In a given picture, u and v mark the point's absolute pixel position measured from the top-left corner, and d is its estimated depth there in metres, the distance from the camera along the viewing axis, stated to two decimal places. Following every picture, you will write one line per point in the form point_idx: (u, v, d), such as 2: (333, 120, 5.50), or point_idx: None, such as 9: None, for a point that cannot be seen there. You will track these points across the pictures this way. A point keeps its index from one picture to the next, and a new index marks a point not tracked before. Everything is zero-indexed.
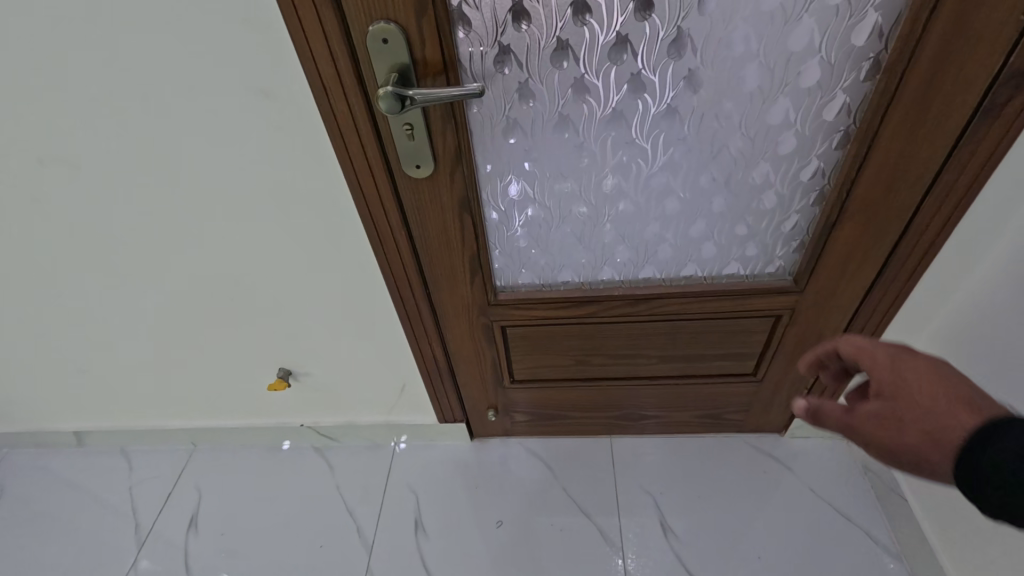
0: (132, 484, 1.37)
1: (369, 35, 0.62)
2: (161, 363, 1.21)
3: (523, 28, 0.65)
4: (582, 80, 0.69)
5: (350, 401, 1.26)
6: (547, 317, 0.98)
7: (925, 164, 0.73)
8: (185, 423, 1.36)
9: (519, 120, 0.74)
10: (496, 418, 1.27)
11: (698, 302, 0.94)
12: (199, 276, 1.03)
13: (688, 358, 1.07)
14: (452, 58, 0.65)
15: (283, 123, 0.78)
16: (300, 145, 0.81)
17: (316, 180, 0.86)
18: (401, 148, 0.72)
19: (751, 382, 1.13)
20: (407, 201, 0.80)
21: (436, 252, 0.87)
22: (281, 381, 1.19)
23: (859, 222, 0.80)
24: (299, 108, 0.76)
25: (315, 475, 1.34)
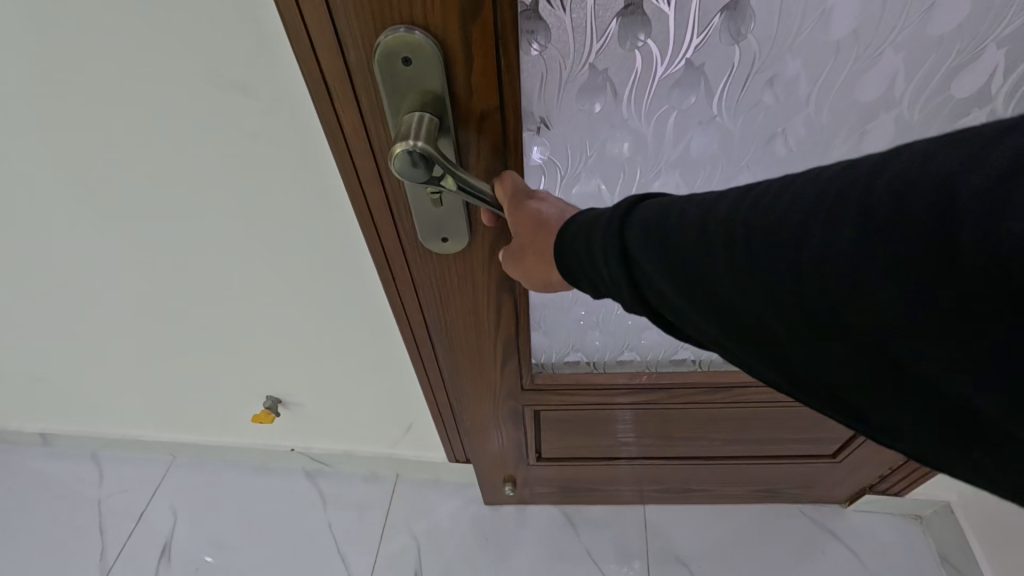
0: (102, 498, 1.22)
1: (381, 51, 0.42)
2: (131, 376, 1.04)
3: (638, 43, 0.50)
4: (703, 118, 0.57)
5: (351, 432, 1.09)
6: (593, 401, 0.83)
7: None
8: (162, 436, 1.20)
9: (601, 154, 0.59)
10: (513, 491, 1.08)
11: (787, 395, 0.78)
12: (171, 292, 0.84)
13: (759, 442, 0.90)
14: (512, 86, 0.45)
15: (267, 127, 0.58)
16: (294, 154, 0.61)
17: (316, 198, 0.66)
18: (424, 214, 0.54)
19: (828, 463, 0.94)
20: (427, 272, 0.61)
21: (461, 335, 0.69)
22: (267, 413, 1.01)
23: None
24: (290, 109, 0.56)
25: (304, 505, 1.18)
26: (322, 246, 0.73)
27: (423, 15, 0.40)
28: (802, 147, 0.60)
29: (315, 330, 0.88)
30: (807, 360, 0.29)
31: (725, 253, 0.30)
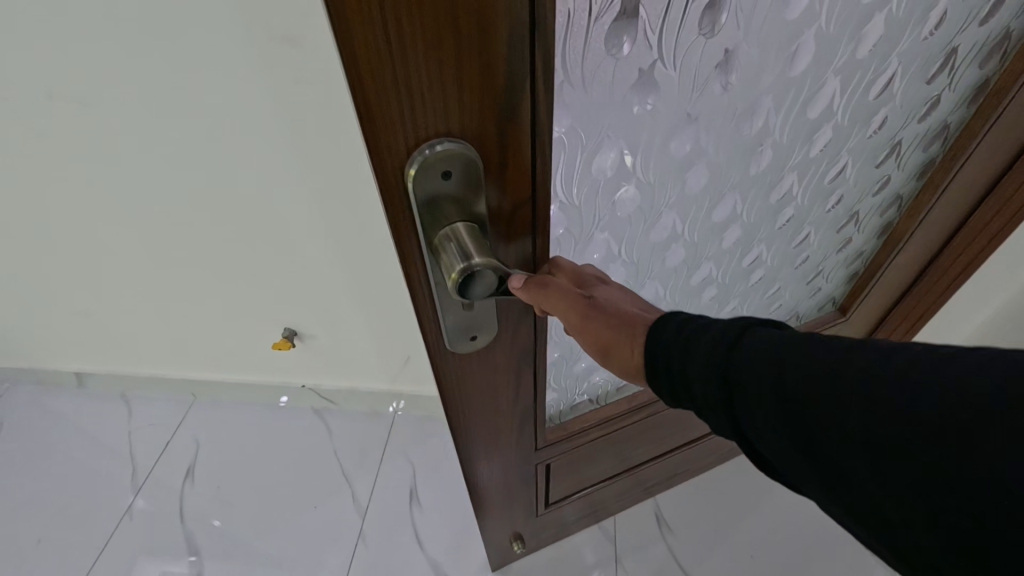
0: (131, 430, 1.37)
1: (419, 169, 0.37)
2: (163, 316, 1.19)
3: (645, 103, 0.54)
4: (692, 153, 0.62)
5: (357, 367, 1.25)
6: (604, 433, 0.92)
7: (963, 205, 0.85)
8: (186, 373, 1.36)
9: (612, 213, 0.63)
10: (522, 548, 1.07)
11: None
12: (206, 233, 0.98)
13: None
14: (539, 171, 0.43)
15: (305, 77, 0.74)
16: (325, 102, 0.76)
17: (341, 139, 0.81)
18: (453, 320, 0.49)
19: None
20: (444, 377, 0.56)
21: (476, 425, 0.66)
22: (284, 341, 1.15)
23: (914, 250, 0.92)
24: (324, 62, 0.72)
25: (312, 433, 1.34)
26: (340, 186, 0.88)
27: (459, 118, 0.36)
28: (770, 163, 0.69)
29: (321, 268, 1.02)
30: (897, 518, 0.30)
31: (857, 407, 0.30)
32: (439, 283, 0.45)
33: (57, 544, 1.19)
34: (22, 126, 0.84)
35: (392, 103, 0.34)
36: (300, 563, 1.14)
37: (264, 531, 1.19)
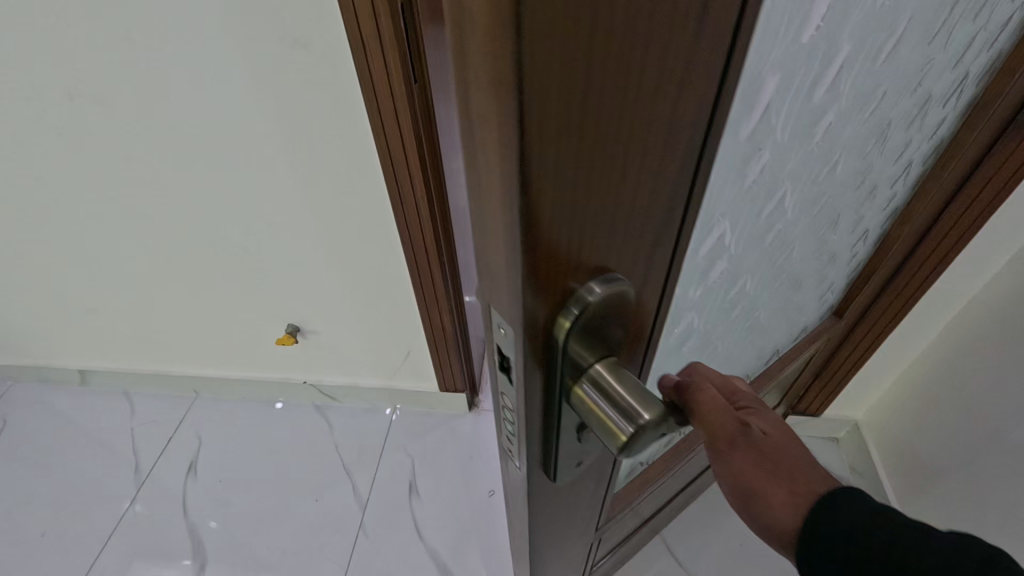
0: (134, 427, 1.39)
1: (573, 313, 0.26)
2: (169, 313, 1.22)
3: (757, 176, 0.49)
4: (778, 212, 0.59)
5: (358, 363, 1.28)
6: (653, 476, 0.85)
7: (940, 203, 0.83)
8: (189, 371, 1.38)
9: (706, 288, 0.58)
10: None
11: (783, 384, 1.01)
12: (215, 231, 1.02)
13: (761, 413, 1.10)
14: (671, 286, 0.33)
15: (315, 79, 0.75)
16: (335, 104, 0.78)
17: (350, 141, 0.82)
18: (564, 454, 0.36)
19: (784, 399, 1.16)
20: (535, 506, 0.42)
21: (556, 537, 0.52)
22: (289, 337, 1.19)
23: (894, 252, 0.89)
24: (335, 65, 0.73)
25: (313, 429, 1.36)
26: (345, 185, 0.89)
27: (626, 245, 0.26)
28: (827, 201, 0.67)
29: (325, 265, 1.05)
30: None
31: None
32: (561, 424, 0.33)
33: (61, 536, 1.21)
34: (42, 124, 0.88)
35: (564, 231, 0.22)
36: (301, 553, 1.17)
37: (265, 525, 1.21)
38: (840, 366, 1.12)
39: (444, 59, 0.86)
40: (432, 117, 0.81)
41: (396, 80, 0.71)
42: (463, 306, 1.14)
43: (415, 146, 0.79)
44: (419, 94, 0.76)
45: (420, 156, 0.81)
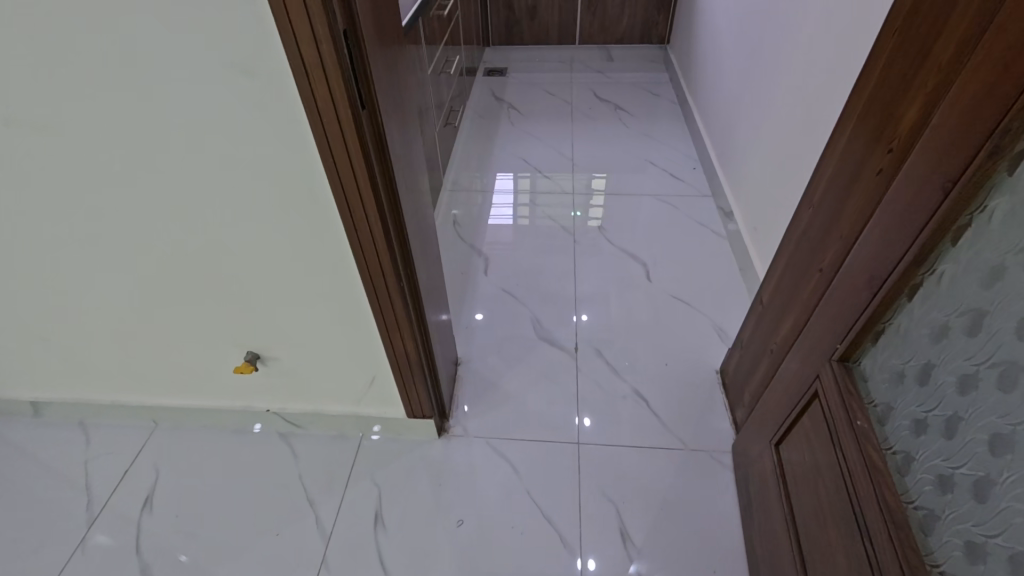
0: (88, 459, 1.33)
1: None
2: (124, 341, 1.18)
3: None
4: None
5: (321, 390, 1.25)
6: (834, 509, 0.81)
7: (870, 195, 0.82)
8: (146, 400, 1.33)
9: None
10: None
11: (794, 405, 0.95)
12: (168, 257, 0.99)
13: (776, 432, 1.02)
14: None
15: (258, 106, 0.73)
16: (279, 128, 0.76)
17: (299, 165, 0.80)
18: None
19: (760, 406, 1.13)
20: None
21: None
22: (248, 365, 1.15)
23: (842, 240, 0.89)
24: (278, 91, 0.71)
25: (277, 459, 1.32)
26: (295, 210, 0.87)
27: None
28: None
29: (279, 290, 1.02)
30: None
31: None
32: None
33: None
34: None
35: None
36: None
37: (223, 561, 1.16)
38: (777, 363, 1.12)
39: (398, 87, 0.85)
40: (385, 146, 0.80)
41: (343, 107, 0.70)
42: (426, 328, 1.12)
43: (365, 172, 0.78)
44: (368, 122, 0.75)
45: (372, 183, 0.80)
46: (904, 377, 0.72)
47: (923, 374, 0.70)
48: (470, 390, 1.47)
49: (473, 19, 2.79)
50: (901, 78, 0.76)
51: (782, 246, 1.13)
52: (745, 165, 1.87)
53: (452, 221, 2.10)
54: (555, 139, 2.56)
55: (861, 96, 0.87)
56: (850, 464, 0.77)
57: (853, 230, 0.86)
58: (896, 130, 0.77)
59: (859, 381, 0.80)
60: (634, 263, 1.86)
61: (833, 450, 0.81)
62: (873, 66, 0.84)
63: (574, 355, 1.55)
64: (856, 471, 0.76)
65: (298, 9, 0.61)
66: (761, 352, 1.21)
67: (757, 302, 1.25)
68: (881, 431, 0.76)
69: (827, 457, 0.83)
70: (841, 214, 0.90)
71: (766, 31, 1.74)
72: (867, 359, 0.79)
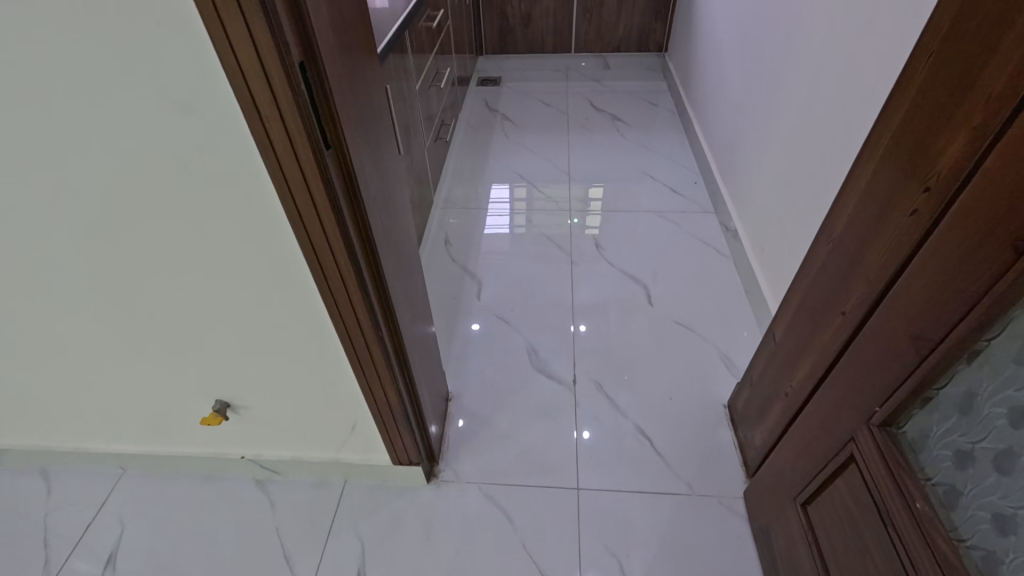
0: (48, 512, 1.24)
1: None
2: (81, 390, 1.08)
3: None
4: None
5: (298, 438, 1.15)
6: None
7: (904, 238, 0.73)
8: (111, 448, 1.24)
9: None
10: None
11: (828, 467, 0.85)
12: (121, 306, 0.89)
13: (806, 493, 0.92)
14: None
15: (206, 146, 0.64)
16: (232, 170, 0.66)
17: (258, 208, 0.71)
18: None
19: (781, 459, 1.03)
20: None
21: None
22: (215, 416, 1.05)
23: (869, 285, 0.80)
24: (227, 130, 0.61)
25: (252, 510, 1.22)
26: (257, 256, 0.78)
27: None
28: None
29: (245, 337, 0.93)
30: None
31: None
32: None
33: None
34: None
35: None
36: None
37: None
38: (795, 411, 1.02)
39: (375, 118, 0.76)
40: (357, 187, 0.70)
41: (302, 148, 0.60)
42: (410, 373, 1.02)
43: (331, 217, 0.68)
44: (335, 163, 0.65)
45: (341, 229, 0.71)
46: (970, 456, 0.62)
47: (1004, 461, 0.59)
48: (461, 429, 1.37)
49: (465, 28, 2.70)
50: (937, 109, 0.67)
51: (796, 282, 1.04)
52: (749, 181, 1.78)
53: (444, 240, 2.00)
54: (551, 151, 2.47)
55: (887, 124, 0.78)
56: (912, 550, 0.67)
57: (882, 275, 0.77)
58: (932, 168, 0.68)
59: (909, 452, 0.70)
60: (634, 286, 1.77)
61: (884, 528, 0.72)
62: (902, 92, 0.75)
63: (572, 389, 1.46)
64: (921, 560, 0.65)
65: (242, 39, 0.51)
66: (774, 394, 1.12)
67: (769, 338, 1.16)
68: (946, 515, 0.65)
69: (877, 536, 0.73)
70: (866, 255, 0.81)
71: (769, 42, 1.66)
72: (912, 425, 0.70)
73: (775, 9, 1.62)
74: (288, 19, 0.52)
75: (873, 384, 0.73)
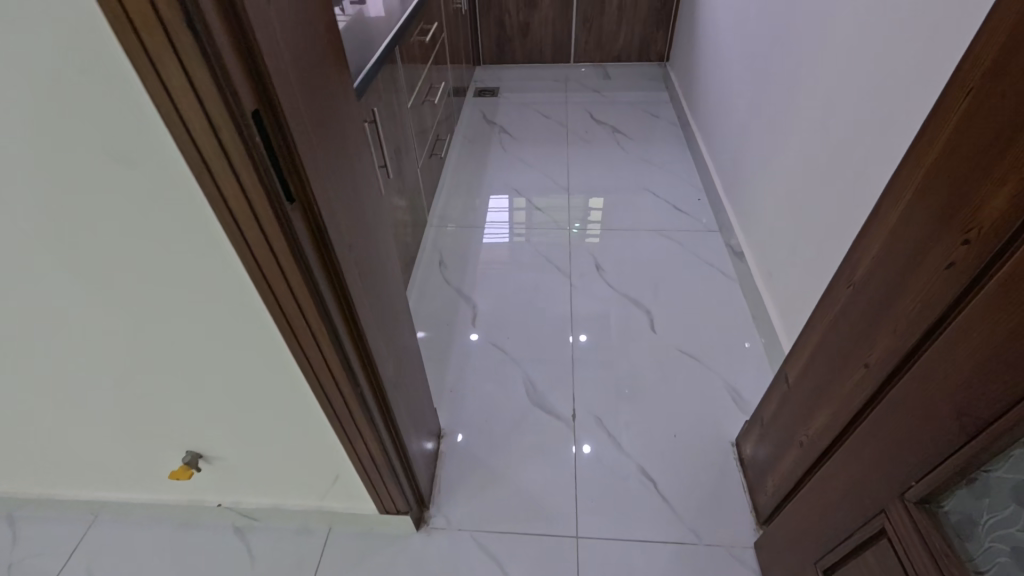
0: (13, 563, 1.16)
1: None
2: (42, 440, 1.00)
3: None
4: None
5: (277, 487, 1.07)
6: None
7: (936, 296, 0.65)
8: (80, 494, 1.16)
9: None
10: None
11: (857, 538, 0.77)
12: (76, 359, 0.81)
13: (829, 560, 0.84)
14: None
15: (151, 199, 0.56)
16: (183, 224, 0.58)
17: (216, 264, 0.63)
18: None
19: (800, 516, 0.95)
20: None
21: None
22: (185, 468, 0.98)
23: (897, 340, 0.72)
24: (173, 183, 0.54)
25: (229, 561, 1.15)
26: (219, 312, 0.70)
27: None
28: None
29: (214, 390, 0.85)
30: None
31: None
32: None
33: None
34: None
35: None
36: None
37: None
38: (812, 464, 0.95)
39: (352, 158, 0.69)
40: (329, 240, 0.63)
41: (261, 204, 0.53)
42: (395, 423, 0.95)
43: (298, 274, 0.61)
44: (301, 215, 0.58)
45: (309, 286, 0.63)
46: None
47: None
48: (453, 470, 1.30)
49: (462, 38, 2.63)
50: (976, 152, 0.60)
51: (814, 323, 0.96)
52: (756, 202, 1.71)
53: (438, 261, 1.92)
54: (550, 166, 2.40)
55: (916, 163, 0.70)
56: None
57: (913, 331, 0.69)
58: (969, 221, 0.60)
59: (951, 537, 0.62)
60: (636, 311, 1.70)
61: None
62: (933, 129, 0.68)
63: (571, 425, 1.38)
64: None
65: (181, 88, 0.44)
66: (788, 441, 1.04)
67: (781, 379, 1.08)
68: None
69: None
70: (894, 307, 0.73)
71: (776, 58, 1.59)
72: (954, 505, 0.62)
73: (783, 24, 1.55)
74: (236, 63, 0.45)
75: (912, 457, 0.66)
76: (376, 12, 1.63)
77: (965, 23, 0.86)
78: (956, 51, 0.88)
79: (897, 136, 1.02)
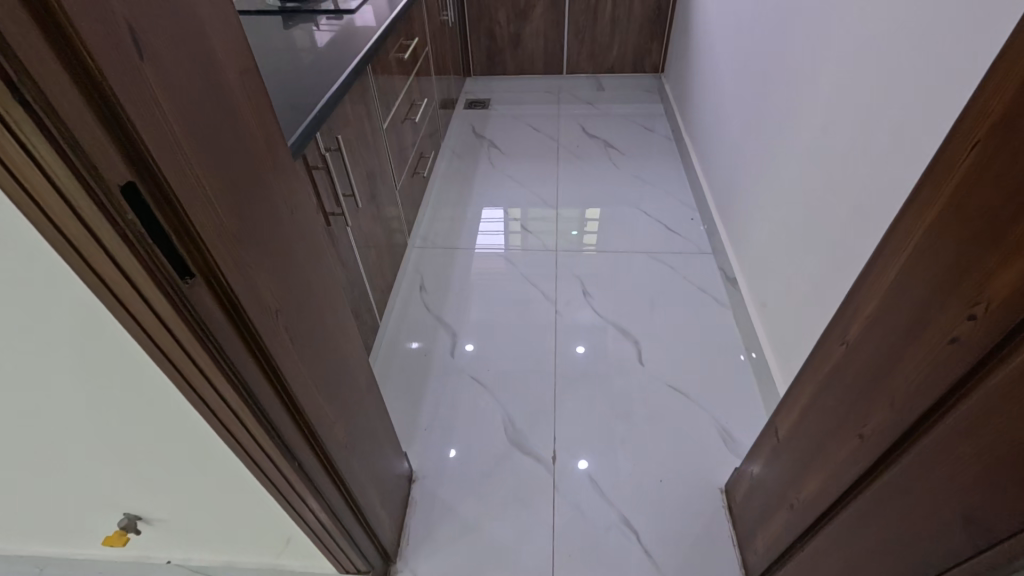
0: None
1: None
2: None
3: None
4: None
5: (227, 546, 1.00)
6: None
7: (936, 374, 0.57)
8: (20, 549, 1.09)
9: None
10: None
11: None
12: None
13: None
14: None
15: (24, 277, 0.49)
16: (65, 302, 0.51)
17: (111, 342, 0.55)
18: None
19: None
20: None
21: None
22: (120, 534, 0.90)
23: (893, 415, 0.64)
24: (44, 260, 0.46)
25: None
26: (126, 388, 0.62)
27: None
28: None
29: (141, 458, 0.77)
30: None
31: None
32: None
33: None
34: None
35: None
36: None
37: None
38: (802, 532, 0.87)
39: (279, 212, 0.61)
40: (243, 312, 0.55)
41: (147, 287, 0.46)
42: (347, 485, 0.87)
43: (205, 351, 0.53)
44: (205, 288, 0.50)
45: (222, 363, 0.55)
46: None
47: None
48: (424, 518, 1.22)
49: (451, 50, 2.56)
50: (983, 214, 0.51)
51: (806, 376, 0.89)
52: (749, 226, 1.64)
53: (419, 285, 1.85)
54: (539, 183, 2.32)
55: (915, 218, 0.62)
56: None
57: (910, 409, 0.61)
58: (971, 295, 0.53)
59: None
60: (623, 341, 1.62)
61: None
62: (934, 180, 0.59)
63: (551, 469, 1.31)
64: None
65: (25, 167, 0.37)
66: (777, 500, 0.96)
67: (771, 431, 1.00)
68: None
69: None
70: (890, 377, 0.65)
71: (772, 77, 1.51)
72: None
73: (778, 42, 1.48)
74: (94, 130, 0.37)
75: (928, 556, 0.58)
76: (364, 22, 1.56)
77: (971, 55, 0.79)
78: (961, 85, 0.81)
79: (897, 171, 0.94)
